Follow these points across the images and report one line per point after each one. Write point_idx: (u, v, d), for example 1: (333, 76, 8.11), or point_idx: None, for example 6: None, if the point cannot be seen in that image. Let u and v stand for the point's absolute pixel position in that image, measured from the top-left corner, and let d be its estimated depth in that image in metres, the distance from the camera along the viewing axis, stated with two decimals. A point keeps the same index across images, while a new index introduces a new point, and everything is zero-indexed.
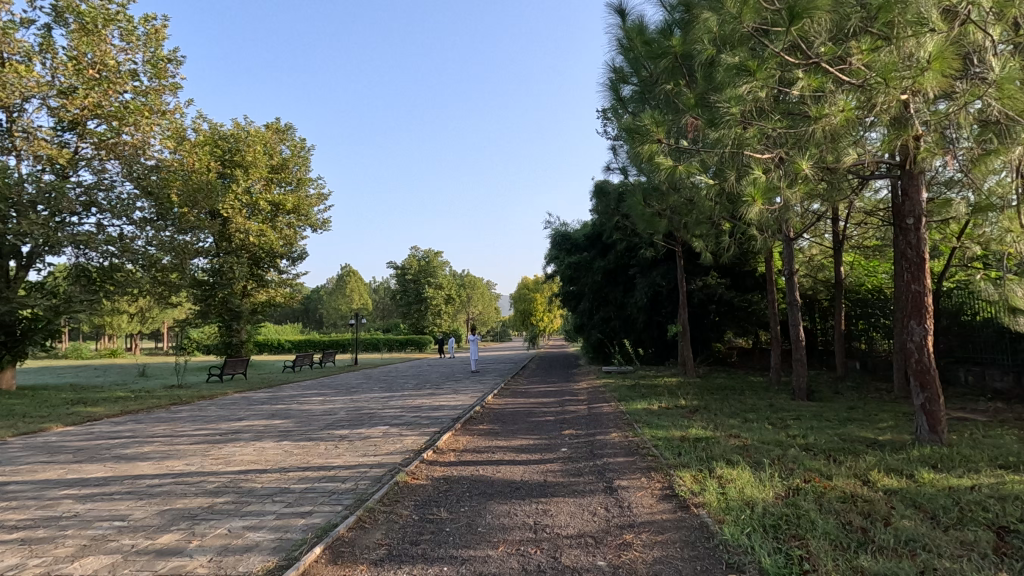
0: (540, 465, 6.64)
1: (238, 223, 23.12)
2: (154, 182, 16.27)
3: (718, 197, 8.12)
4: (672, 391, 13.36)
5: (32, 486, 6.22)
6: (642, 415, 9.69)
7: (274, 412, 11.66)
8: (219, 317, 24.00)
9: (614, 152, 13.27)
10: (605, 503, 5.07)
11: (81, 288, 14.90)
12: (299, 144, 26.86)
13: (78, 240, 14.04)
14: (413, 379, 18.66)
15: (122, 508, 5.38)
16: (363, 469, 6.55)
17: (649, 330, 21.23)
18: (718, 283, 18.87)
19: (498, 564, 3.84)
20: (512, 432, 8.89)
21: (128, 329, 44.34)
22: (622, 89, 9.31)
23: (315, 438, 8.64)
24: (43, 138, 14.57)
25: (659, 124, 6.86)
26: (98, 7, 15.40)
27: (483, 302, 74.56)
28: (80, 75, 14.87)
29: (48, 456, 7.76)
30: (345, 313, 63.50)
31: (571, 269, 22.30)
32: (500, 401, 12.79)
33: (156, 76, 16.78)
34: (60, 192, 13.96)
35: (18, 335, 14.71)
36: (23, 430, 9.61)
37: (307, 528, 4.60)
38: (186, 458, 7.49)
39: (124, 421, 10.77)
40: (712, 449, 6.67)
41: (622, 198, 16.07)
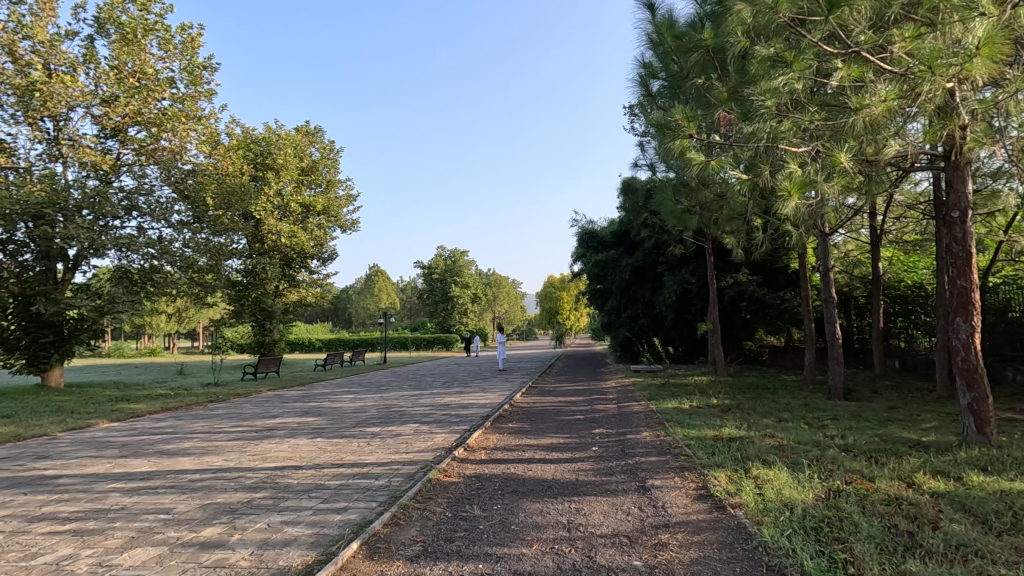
0: (571, 464, 6.61)
1: (271, 224, 23.59)
2: (191, 186, 16.82)
3: (750, 192, 7.93)
4: (704, 391, 12.98)
5: (82, 480, 6.48)
6: (672, 414, 9.52)
7: (307, 409, 11.88)
8: (253, 316, 24.59)
9: (641, 149, 13.13)
10: (639, 503, 5.02)
11: (124, 290, 15.46)
12: (328, 145, 27.38)
13: (121, 243, 14.55)
14: (441, 377, 18.81)
15: (166, 501, 5.56)
16: (396, 466, 6.64)
17: (678, 328, 20.96)
18: (749, 280, 18.50)
19: (533, 562, 3.85)
20: (541, 431, 8.87)
21: (166, 328, 46.02)
22: (652, 83, 9.17)
23: (348, 435, 8.78)
24: (87, 145, 15.16)
25: (690, 120, 6.74)
26: (138, 17, 15.94)
27: (509, 301, 74.48)
28: (121, 84, 15.41)
29: (96, 451, 8.08)
30: (373, 313, 64.40)
31: (598, 267, 22.12)
32: (529, 399, 12.78)
33: (192, 83, 17.25)
34: (104, 197, 14.51)
35: (65, 334, 15.33)
36: (71, 426, 10.03)
37: (344, 524, 4.68)
38: (225, 454, 7.71)
39: (164, 417, 11.14)
40: (747, 449, 6.55)
41: (651, 195, 15.89)
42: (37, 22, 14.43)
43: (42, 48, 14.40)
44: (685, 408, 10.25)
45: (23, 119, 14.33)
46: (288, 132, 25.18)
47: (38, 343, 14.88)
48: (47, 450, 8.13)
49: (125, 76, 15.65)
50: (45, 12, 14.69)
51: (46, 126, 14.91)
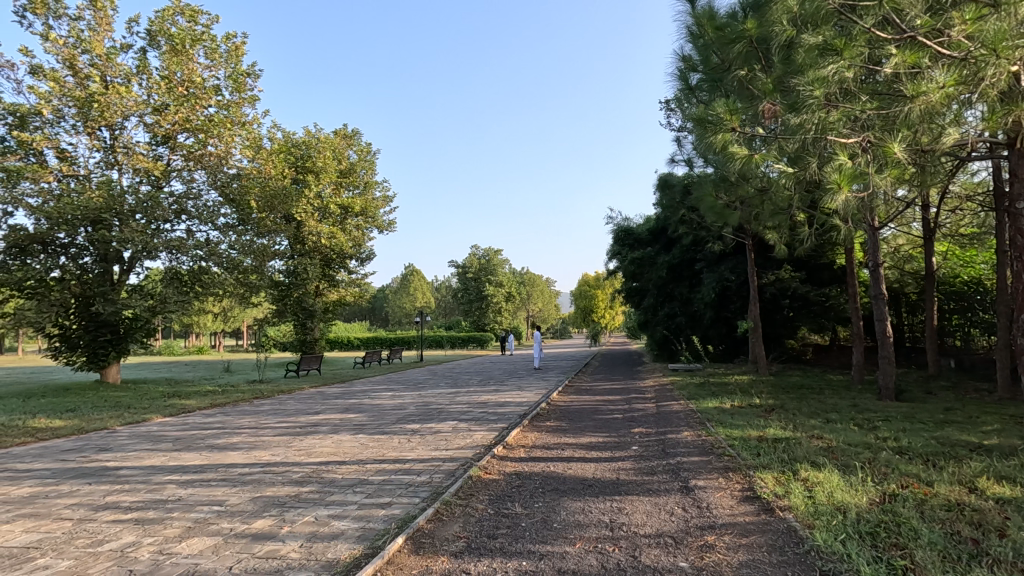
0: (610, 464, 6.54)
1: (311, 226, 24.22)
2: (236, 190, 17.43)
3: (794, 186, 7.68)
4: (745, 391, 12.60)
5: (140, 472, 6.80)
6: (713, 414, 9.33)
7: (348, 406, 12.16)
8: (295, 315, 25.32)
9: (679, 144, 12.92)
10: (682, 503, 4.94)
11: (175, 290, 16.14)
12: (365, 148, 28.04)
13: (171, 245, 15.16)
14: (477, 375, 18.98)
15: (219, 493, 5.78)
16: (437, 463, 6.74)
17: (717, 326, 20.46)
18: (792, 277, 17.87)
19: (577, 561, 3.83)
20: (579, 429, 8.83)
21: (213, 327, 47.93)
22: (691, 76, 8.96)
23: (389, 432, 8.94)
24: (140, 152, 15.85)
25: (732, 112, 6.58)
26: (186, 28, 16.59)
27: (542, 299, 74.45)
28: (171, 93, 16.08)
29: (152, 444, 8.47)
30: (409, 312, 65.36)
31: (635, 265, 21.85)
32: (565, 397, 12.75)
33: (236, 90, 17.84)
34: (156, 202, 15.18)
35: (121, 333, 16.10)
36: (129, 420, 10.52)
37: (388, 519, 4.77)
38: (272, 449, 7.96)
39: (214, 413, 11.57)
40: (794, 450, 6.37)
41: (689, 190, 15.63)
42: (95, 36, 15.20)
43: (99, 61, 15.16)
44: (727, 408, 10.01)
45: (83, 129, 15.10)
46: (327, 136, 25.85)
47: (97, 342, 15.69)
48: (107, 443, 8.57)
49: (175, 86, 16.30)
50: (102, 27, 15.45)
51: (103, 135, 15.68)
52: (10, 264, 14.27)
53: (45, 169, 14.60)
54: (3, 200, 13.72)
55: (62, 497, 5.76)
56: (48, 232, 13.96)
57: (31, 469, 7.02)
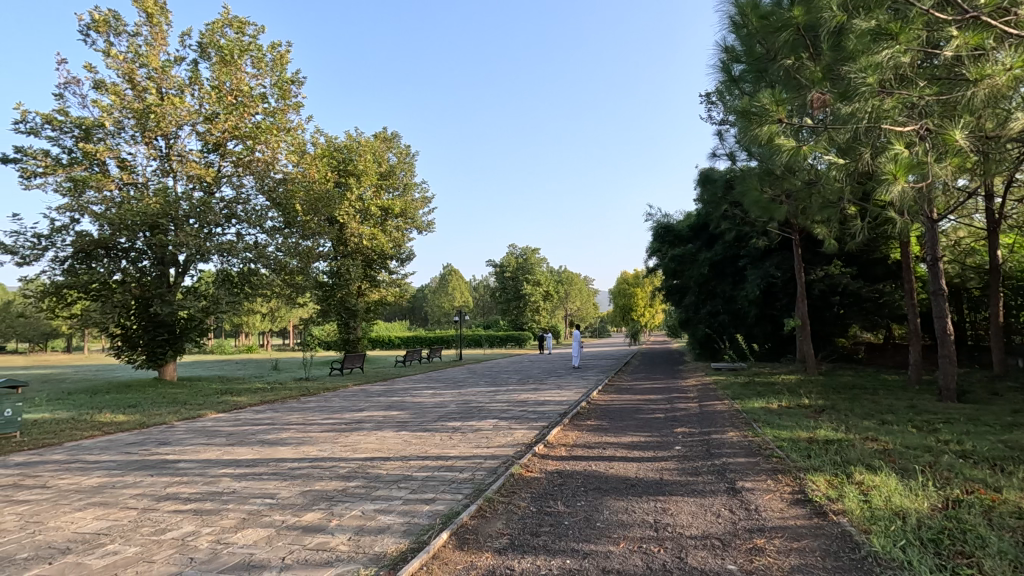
0: (653, 463, 6.45)
1: (353, 228, 24.78)
2: (282, 193, 18.03)
3: (846, 178, 7.38)
4: (793, 391, 12.18)
5: (197, 465, 7.13)
6: (760, 414, 9.09)
7: (390, 404, 12.40)
8: (338, 315, 25.99)
9: (721, 138, 12.62)
10: (729, 505, 4.82)
11: (226, 291, 16.82)
12: (404, 150, 28.65)
13: (223, 248, 15.85)
14: (516, 374, 19.04)
15: (271, 487, 6.01)
16: (479, 460, 6.80)
17: (762, 324, 19.86)
18: (842, 273, 17.18)
19: (622, 561, 3.79)
20: (620, 429, 8.75)
21: (261, 326, 49.69)
22: (734, 67, 8.70)
23: (431, 430, 9.08)
24: (193, 160, 16.59)
25: (778, 103, 6.39)
26: (234, 40, 17.26)
27: (581, 297, 74.12)
28: (221, 102, 16.80)
29: (208, 439, 8.86)
30: (448, 312, 66.09)
31: (675, 262, 21.44)
32: (605, 397, 12.64)
33: (282, 97, 18.44)
34: (208, 207, 15.86)
35: (178, 332, 16.87)
36: (186, 416, 11.04)
37: (433, 514, 4.85)
38: (319, 444, 8.20)
39: (264, 409, 12.01)
40: (847, 452, 6.13)
41: (731, 185, 15.24)
42: (151, 50, 16.00)
43: (155, 74, 15.96)
44: (773, 408, 9.74)
45: (141, 139, 15.92)
46: (367, 139, 26.48)
47: (155, 341, 16.50)
48: (166, 437, 9.01)
49: (224, 95, 16.98)
50: (157, 42, 16.23)
51: (159, 144, 16.48)
52: (77, 268, 15.20)
53: (108, 178, 15.47)
54: (70, 208, 14.62)
55: (127, 487, 6.09)
56: (111, 237, 14.81)
57: (99, 460, 7.45)
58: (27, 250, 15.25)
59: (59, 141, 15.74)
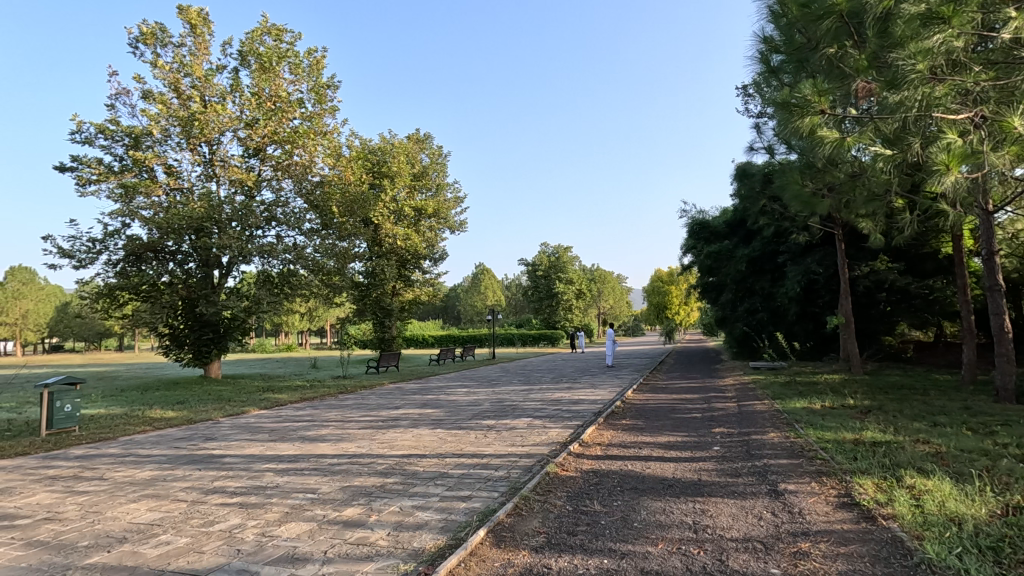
0: (691, 464, 6.35)
1: (387, 228, 25.12)
2: (319, 196, 18.44)
3: (893, 169, 7.09)
4: (837, 391, 11.76)
5: (242, 460, 7.37)
6: (802, 415, 8.83)
7: (425, 402, 12.55)
8: (374, 314, 26.47)
9: (758, 131, 12.30)
10: (771, 508, 4.70)
11: (267, 292, 17.32)
12: (437, 151, 28.97)
13: (263, 250, 16.36)
14: (550, 372, 18.98)
15: (312, 482, 6.17)
16: (514, 458, 6.82)
17: (803, 322, 19.27)
18: (889, 268, 16.55)
19: (660, 562, 3.75)
20: (656, 428, 8.63)
21: (299, 326, 51.05)
22: (773, 57, 8.39)
23: (466, 427, 9.16)
24: (235, 165, 17.14)
25: (821, 94, 6.20)
26: (273, 47, 17.77)
27: (614, 296, 73.29)
28: (260, 108, 17.33)
29: (251, 435, 9.16)
30: (481, 311, 66.44)
31: (712, 259, 21.02)
32: (641, 396, 12.49)
33: (318, 101, 18.87)
34: (249, 210, 16.37)
35: (222, 331, 17.46)
36: (231, 412, 11.43)
37: (469, 512, 4.89)
38: (358, 441, 8.37)
39: (304, 406, 12.33)
40: (897, 455, 5.89)
41: (770, 179, 14.86)
42: (195, 60, 16.60)
43: (199, 83, 16.55)
44: (817, 408, 9.46)
45: (186, 146, 16.53)
46: (401, 141, 26.89)
47: (201, 340, 17.14)
48: (213, 433, 9.35)
49: (264, 101, 17.48)
50: (201, 51, 16.84)
51: (203, 150, 17.09)
52: (128, 270, 15.91)
53: (155, 184, 16.11)
54: (122, 213, 15.31)
55: (177, 481, 6.35)
56: (159, 240, 15.43)
57: (151, 454, 7.80)
58: (83, 254, 16.04)
59: (111, 150, 16.50)
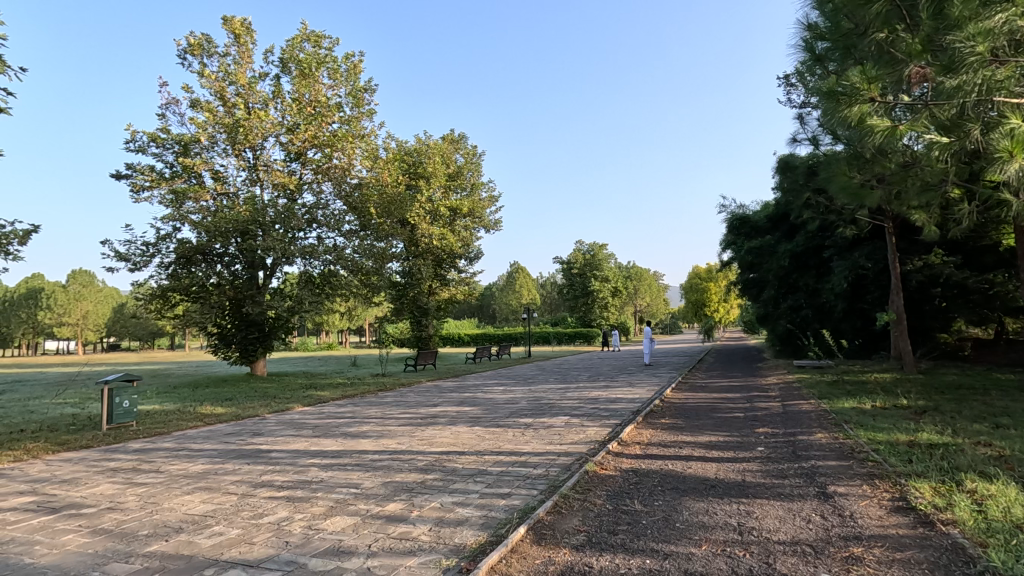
0: (734, 464, 6.21)
1: (423, 228, 25.45)
2: (357, 198, 18.85)
3: (951, 158, 6.74)
4: (889, 391, 11.26)
5: (287, 455, 7.61)
6: (852, 415, 8.51)
7: (463, 400, 12.66)
8: (411, 313, 26.87)
9: (802, 122, 11.87)
10: (820, 510, 4.55)
11: (309, 292, 17.78)
12: (471, 151, 29.17)
13: (305, 251, 16.86)
14: (587, 371, 18.88)
15: (355, 477, 6.32)
16: (552, 457, 6.82)
17: (851, 320, 18.54)
18: (945, 262, 15.74)
19: (704, 564, 3.68)
20: (697, 428, 8.47)
21: (339, 324, 52.22)
22: (818, 45, 8.08)
23: (503, 425, 9.20)
24: (277, 169, 17.67)
25: (870, 81, 5.96)
26: (312, 53, 18.27)
27: (651, 294, 72.36)
28: (301, 113, 17.84)
29: (296, 431, 9.43)
30: (516, 309, 66.53)
31: (753, 254, 20.44)
32: (680, 395, 12.27)
33: (356, 105, 19.27)
34: (291, 213, 16.84)
35: (267, 331, 18.05)
36: (276, 409, 11.79)
37: (509, 509, 4.91)
38: (398, 438, 8.52)
39: (345, 404, 12.61)
40: (957, 458, 5.61)
41: (814, 171, 14.36)
42: (239, 68, 17.19)
43: (243, 90, 17.12)
44: (866, 409, 9.11)
45: (231, 152, 17.14)
46: (436, 141, 27.28)
47: (248, 339, 17.76)
48: (260, 429, 9.68)
49: (304, 106, 17.95)
50: (244, 60, 17.42)
51: (248, 155, 17.69)
52: (179, 273, 16.63)
53: (204, 190, 16.79)
54: (173, 218, 16.00)
55: (228, 474, 6.61)
56: (208, 243, 16.06)
57: (202, 449, 8.13)
58: (138, 257, 16.85)
59: (163, 157, 17.25)
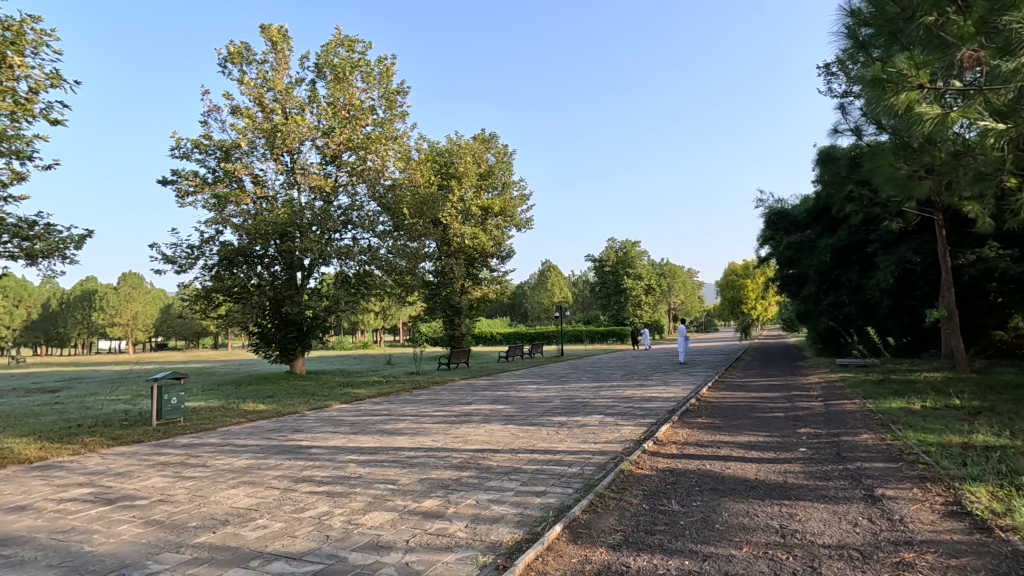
0: (775, 465, 6.05)
1: (455, 228, 25.67)
2: (391, 199, 19.14)
3: (1009, 144, 6.39)
4: (942, 390, 10.75)
5: (327, 451, 7.79)
6: (900, 416, 8.17)
7: (496, 398, 12.71)
8: (444, 312, 27.11)
9: (843, 112, 11.48)
10: (868, 514, 4.39)
11: (345, 292, 18.15)
12: (502, 150, 29.26)
13: (341, 253, 17.22)
14: (620, 369, 18.69)
15: (392, 473, 6.42)
16: (587, 455, 6.79)
17: (898, 316, 17.81)
18: (1001, 255, 14.93)
19: (745, 566, 3.60)
20: (735, 428, 8.27)
21: (374, 323, 53.18)
22: (861, 31, 7.71)
23: (537, 424, 9.20)
24: (314, 172, 18.10)
25: (919, 67, 5.72)
26: (346, 58, 18.63)
27: (684, 291, 71.27)
28: (336, 117, 18.21)
29: (335, 428, 9.65)
30: (548, 308, 66.36)
31: (792, 250, 19.86)
32: (717, 394, 12.02)
33: (389, 108, 19.55)
34: (327, 215, 17.20)
35: (305, 330, 18.51)
36: (315, 406, 12.08)
37: (545, 507, 4.91)
38: (433, 435, 8.61)
39: (381, 401, 12.83)
40: (1016, 461, 5.32)
41: (857, 162, 13.88)
42: (276, 75, 17.67)
43: (280, 96, 17.60)
44: (915, 409, 8.73)
45: (270, 156, 17.62)
46: (467, 141, 27.51)
47: (287, 338, 18.27)
48: (300, 425, 9.94)
49: (339, 110, 18.35)
50: (281, 66, 17.88)
51: (285, 159, 18.16)
52: (222, 274, 17.19)
53: (244, 194, 17.33)
54: (216, 221, 16.53)
55: (271, 469, 6.82)
56: (248, 245, 16.57)
57: (246, 444, 8.40)
58: (183, 260, 17.50)
59: (205, 163, 17.88)
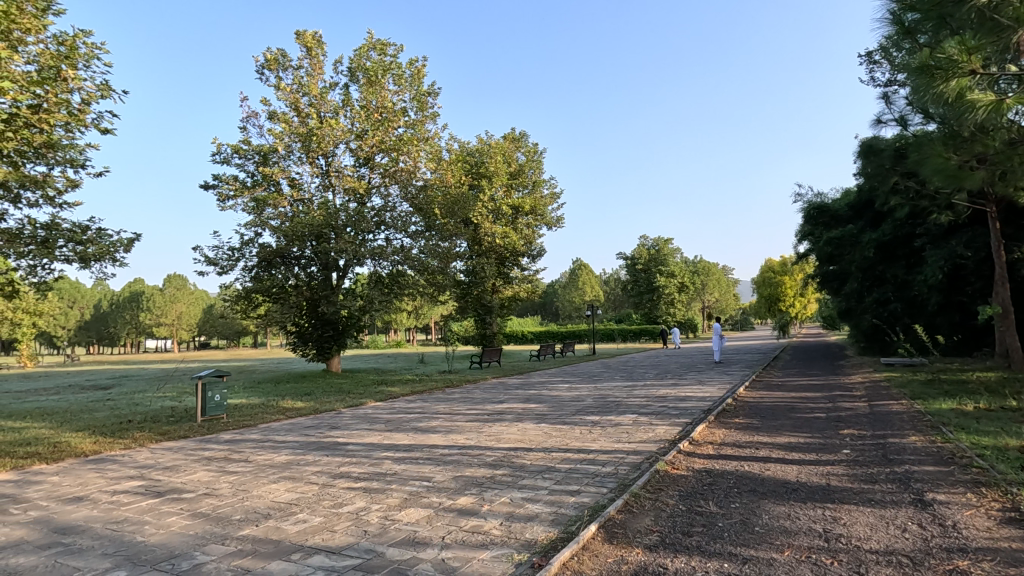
0: (817, 467, 5.87)
1: (486, 227, 25.81)
2: (423, 200, 19.36)
3: None
4: (996, 391, 10.24)
5: (363, 448, 7.94)
6: (951, 418, 7.82)
7: (529, 397, 12.71)
8: (475, 311, 27.25)
9: (887, 101, 11.04)
10: (918, 519, 4.22)
11: (378, 292, 18.46)
12: (532, 148, 29.25)
13: (374, 253, 17.54)
14: (653, 369, 18.43)
15: (426, 470, 6.50)
16: (621, 455, 6.73)
17: (948, 314, 17.00)
18: None
19: (787, 570, 3.52)
20: (775, 428, 8.07)
21: (407, 323, 53.89)
22: (906, 17, 7.36)
23: (570, 423, 9.17)
24: (348, 174, 18.46)
25: (970, 52, 5.47)
26: (378, 61, 18.93)
27: (719, 289, 69.84)
28: (369, 119, 18.53)
29: (370, 425, 9.82)
30: (579, 307, 65.96)
31: (833, 245, 19.21)
32: (755, 394, 11.74)
33: (420, 109, 19.78)
34: (361, 216, 17.52)
35: (340, 329, 18.90)
36: (350, 404, 12.31)
37: (579, 506, 4.89)
38: (466, 434, 8.67)
39: (415, 399, 12.99)
40: None
41: (902, 154, 13.32)
42: (311, 80, 18.09)
43: (315, 101, 18.02)
44: (968, 411, 8.33)
45: (306, 159, 18.07)
46: (497, 141, 27.60)
47: (324, 337, 18.70)
48: (336, 422, 10.16)
49: (371, 113, 18.68)
50: (316, 71, 18.30)
51: (320, 162, 18.56)
52: (261, 275, 17.68)
53: (282, 196, 17.80)
54: (255, 223, 17.02)
55: (309, 465, 6.98)
56: (286, 247, 17.00)
57: (286, 440, 8.64)
58: (225, 261, 18.10)
59: (245, 167, 18.43)
